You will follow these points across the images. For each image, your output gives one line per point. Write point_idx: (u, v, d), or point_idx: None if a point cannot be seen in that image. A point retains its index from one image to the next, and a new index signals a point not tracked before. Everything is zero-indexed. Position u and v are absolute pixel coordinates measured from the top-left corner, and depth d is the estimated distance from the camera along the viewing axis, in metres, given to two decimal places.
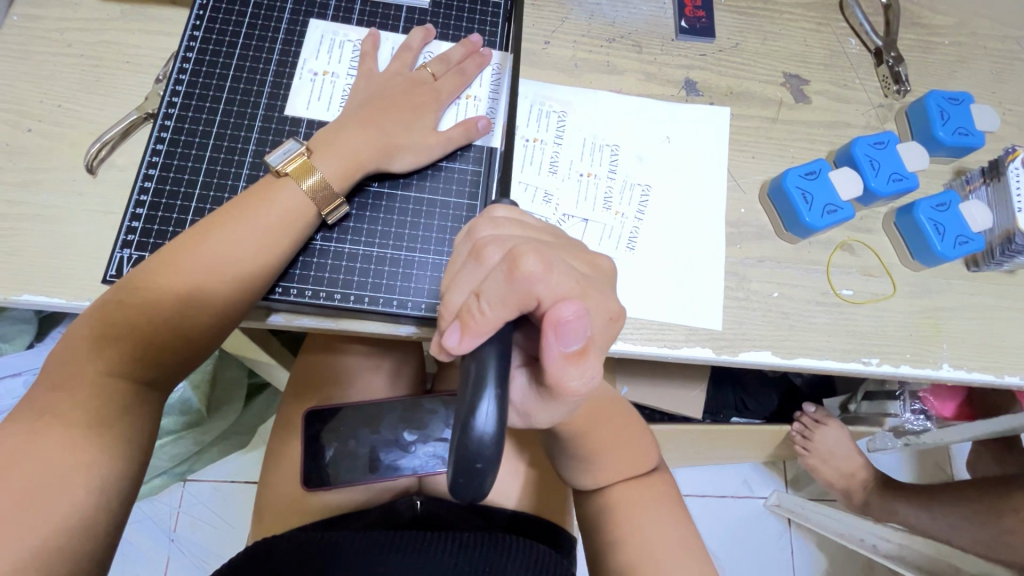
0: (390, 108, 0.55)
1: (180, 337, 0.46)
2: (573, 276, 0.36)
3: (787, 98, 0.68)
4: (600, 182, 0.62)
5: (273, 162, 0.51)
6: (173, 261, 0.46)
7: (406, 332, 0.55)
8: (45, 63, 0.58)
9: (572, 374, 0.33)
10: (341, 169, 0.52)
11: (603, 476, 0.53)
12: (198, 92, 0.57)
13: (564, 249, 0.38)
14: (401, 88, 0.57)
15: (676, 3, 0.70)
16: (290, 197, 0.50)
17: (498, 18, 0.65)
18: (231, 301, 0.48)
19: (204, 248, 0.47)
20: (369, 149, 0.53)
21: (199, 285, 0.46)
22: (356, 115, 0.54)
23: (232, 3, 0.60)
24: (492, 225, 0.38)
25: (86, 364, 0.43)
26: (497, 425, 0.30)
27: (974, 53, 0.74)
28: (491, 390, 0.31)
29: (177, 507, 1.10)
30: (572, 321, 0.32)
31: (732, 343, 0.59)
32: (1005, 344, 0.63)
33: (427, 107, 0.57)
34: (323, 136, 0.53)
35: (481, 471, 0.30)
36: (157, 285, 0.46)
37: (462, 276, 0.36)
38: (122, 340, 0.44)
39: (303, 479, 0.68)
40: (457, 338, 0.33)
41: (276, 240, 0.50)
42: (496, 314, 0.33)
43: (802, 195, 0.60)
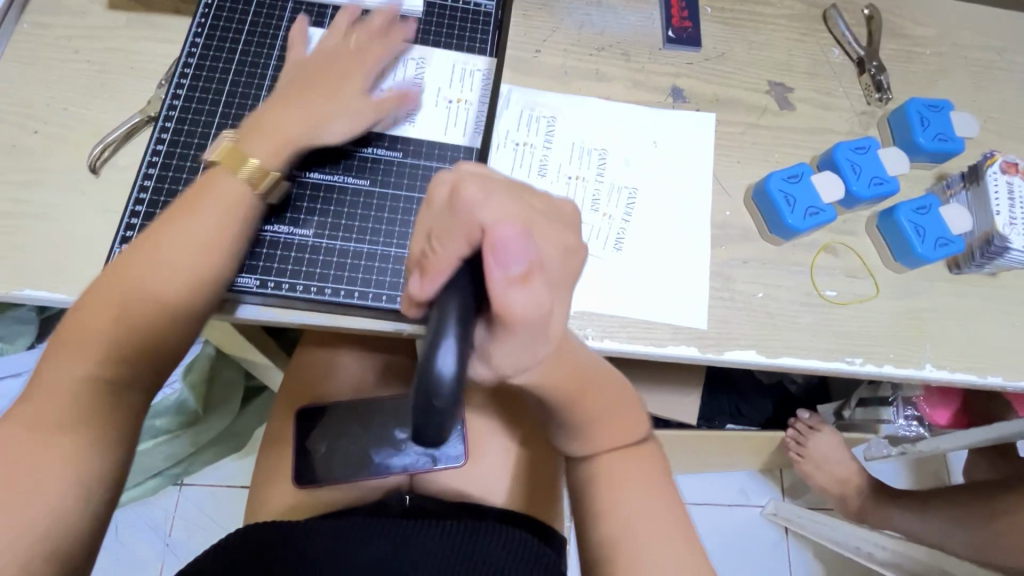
0: (378, 109, 0.58)
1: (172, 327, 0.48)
2: (521, 207, 0.36)
3: (771, 105, 0.70)
4: (587, 184, 0.64)
5: (271, 163, 0.54)
6: (164, 251, 0.48)
7: (394, 326, 0.57)
8: (52, 68, 0.60)
9: (520, 300, 0.32)
10: (271, 148, 0.52)
11: (593, 446, 0.53)
12: (198, 96, 0.59)
13: (522, 190, 0.39)
14: (389, 91, 0.59)
15: (664, 14, 0.72)
16: (279, 192, 0.52)
17: (489, 27, 0.67)
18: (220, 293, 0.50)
19: (197, 241, 0.49)
20: (299, 127, 0.54)
21: (192, 278, 0.49)
22: (345, 117, 0.57)
23: (232, 12, 0.62)
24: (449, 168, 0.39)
25: (79, 351, 0.45)
26: (457, 365, 0.30)
27: (955, 63, 0.76)
28: (449, 328, 0.31)
29: (171, 511, 1.11)
30: (510, 245, 0.32)
31: (717, 342, 0.60)
32: (986, 345, 0.64)
33: (414, 108, 0.59)
34: (317, 137, 0.55)
35: (441, 412, 0.30)
36: (147, 274, 0.47)
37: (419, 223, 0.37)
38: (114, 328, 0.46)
39: (296, 473, 0.70)
40: (418, 285, 0.34)
41: (267, 234, 0.51)
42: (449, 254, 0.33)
43: (784, 198, 0.62)
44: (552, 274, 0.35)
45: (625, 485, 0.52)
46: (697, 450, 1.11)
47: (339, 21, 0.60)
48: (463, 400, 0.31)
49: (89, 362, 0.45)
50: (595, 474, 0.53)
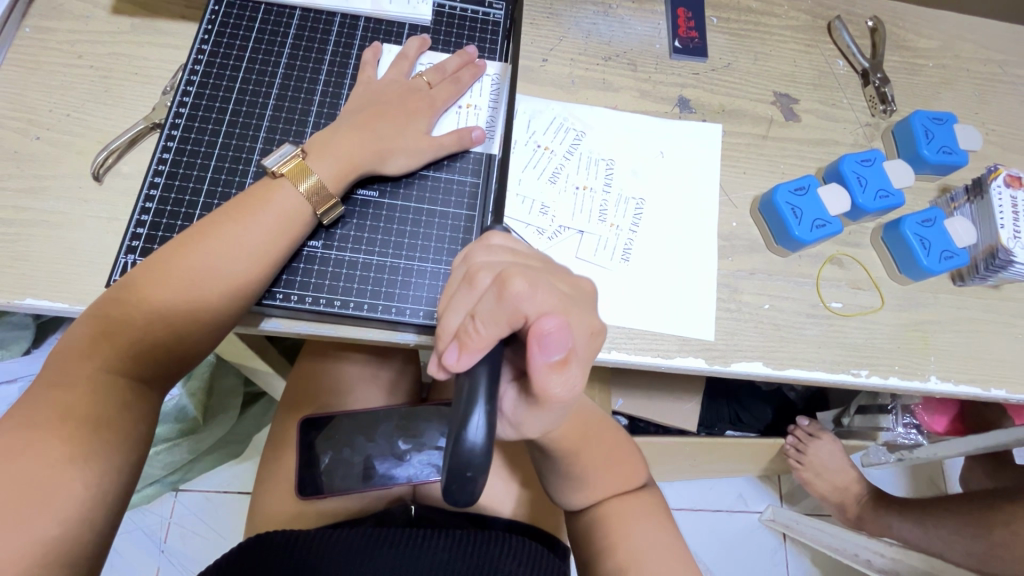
0: (382, 111, 0.56)
1: (173, 334, 0.47)
2: (560, 296, 0.37)
3: (778, 117, 0.71)
4: (595, 195, 0.64)
5: (271, 163, 0.52)
6: (172, 257, 0.47)
7: (404, 338, 0.56)
8: (55, 73, 0.59)
9: (555, 382, 0.34)
10: (336, 171, 0.53)
11: (596, 492, 0.54)
12: (205, 104, 0.58)
13: (552, 270, 0.40)
14: (395, 94, 0.58)
15: (670, 24, 0.72)
16: (286, 198, 0.51)
17: (498, 36, 0.66)
18: (227, 297, 0.48)
19: (201, 246, 0.48)
20: (364, 152, 0.54)
21: (196, 280, 0.47)
22: (350, 119, 0.55)
23: (240, 18, 0.61)
24: (487, 250, 0.40)
25: (84, 359, 0.44)
26: (485, 435, 0.32)
27: (958, 75, 0.77)
28: (479, 404, 0.33)
29: (167, 517, 1.10)
30: (554, 337, 0.34)
31: (724, 354, 0.60)
32: (990, 357, 0.64)
33: (419, 111, 0.58)
34: (319, 139, 0.54)
35: (471, 478, 0.32)
36: (155, 281, 0.46)
37: (455, 300, 0.37)
38: (118, 333, 0.45)
39: (299, 486, 0.69)
40: (455, 357, 0.34)
41: (274, 238, 0.50)
42: (492, 338, 0.35)
43: (792, 210, 0.62)
44: (583, 356, 0.37)
45: (628, 525, 0.53)
46: (698, 457, 1.11)
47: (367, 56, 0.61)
48: (491, 465, 0.32)
49: (94, 371, 0.44)
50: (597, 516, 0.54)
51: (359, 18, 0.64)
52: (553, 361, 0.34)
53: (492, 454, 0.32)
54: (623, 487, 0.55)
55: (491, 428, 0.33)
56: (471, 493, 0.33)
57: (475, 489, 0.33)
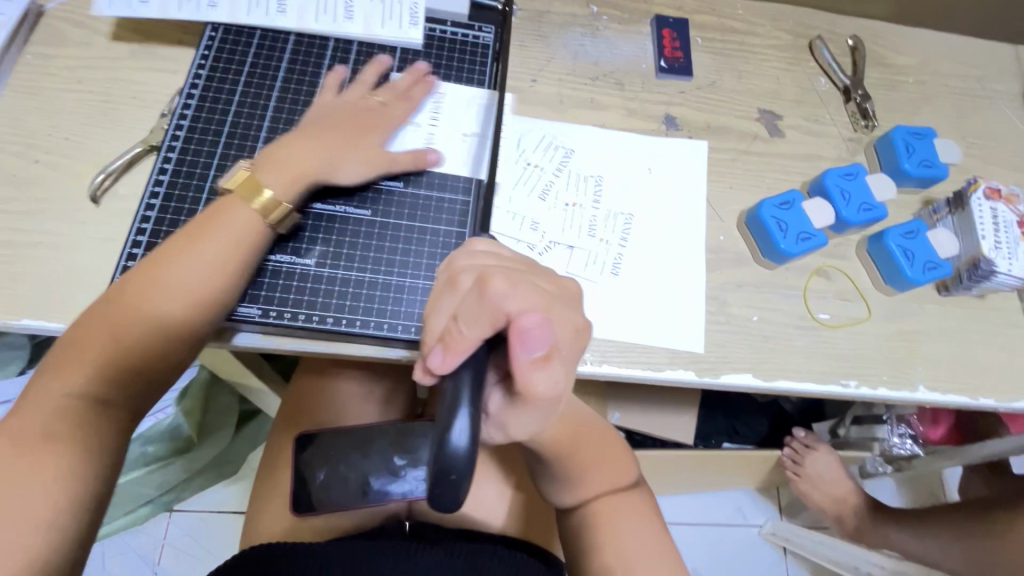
0: (334, 126, 0.57)
1: (139, 352, 0.48)
2: None
3: (762, 133, 0.72)
4: (584, 211, 0.65)
5: (222, 182, 0.54)
6: (134, 279, 0.48)
7: (395, 354, 0.56)
8: (55, 98, 0.61)
9: None
10: (286, 182, 0.53)
11: (586, 491, 0.54)
12: (201, 126, 0.59)
13: None
14: (344, 109, 0.59)
15: (655, 45, 0.74)
16: (244, 214, 0.52)
17: (487, 59, 0.68)
18: (184, 316, 0.49)
19: (159, 267, 0.49)
20: (316, 163, 0.55)
21: (151, 301, 0.48)
22: (303, 132, 0.56)
23: (236, 43, 0.63)
24: (470, 256, 0.41)
25: (53, 384, 0.45)
26: None
27: (937, 91, 0.79)
28: None
29: (161, 538, 1.09)
30: None
31: (714, 366, 0.61)
32: (976, 366, 0.65)
33: (372, 126, 0.59)
34: (268, 153, 0.55)
35: None
36: (109, 305, 0.48)
37: (440, 303, 0.38)
38: (83, 356, 0.46)
39: (293, 503, 0.68)
40: None
41: (229, 253, 0.51)
42: (476, 339, 0.35)
43: (777, 224, 0.63)
44: (564, 351, 0.38)
45: (616, 525, 0.53)
46: (695, 470, 1.11)
47: (367, 74, 0.62)
48: None
49: (64, 394, 0.45)
50: (589, 516, 0.54)
51: (352, 42, 0.66)
52: None
53: (477, 457, 0.32)
54: (614, 484, 0.55)
55: None
56: None
57: (460, 494, 0.32)
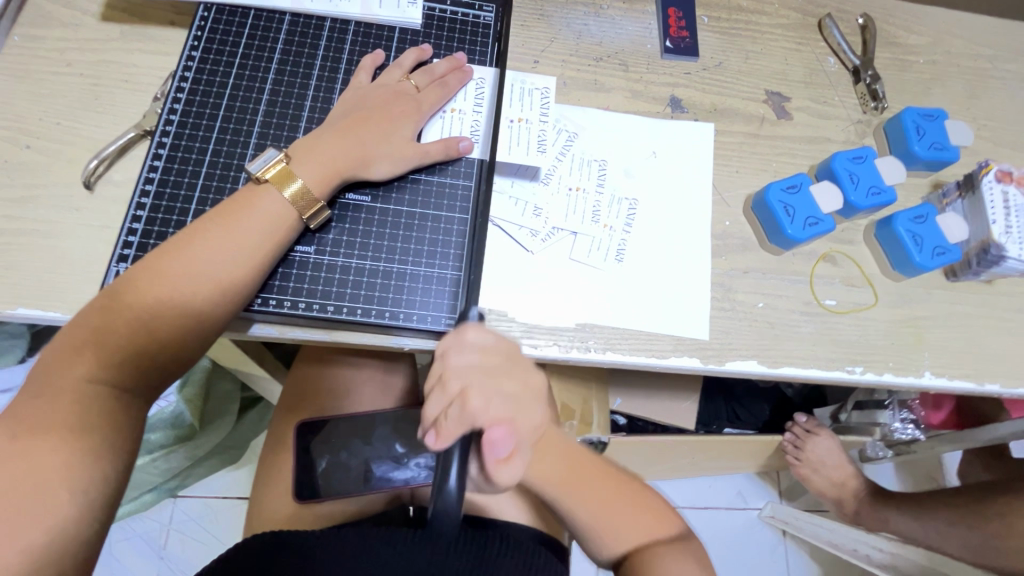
0: (371, 118, 0.56)
1: (158, 343, 0.47)
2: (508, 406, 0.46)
3: (769, 115, 0.71)
4: (588, 196, 0.64)
5: (254, 170, 0.52)
6: (153, 268, 0.47)
7: (398, 343, 0.56)
8: (44, 81, 0.59)
9: (504, 471, 0.45)
10: (320, 176, 0.53)
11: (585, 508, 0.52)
12: (195, 110, 0.58)
13: (516, 365, 0.49)
14: (381, 98, 0.58)
15: (661, 24, 0.72)
16: (271, 204, 0.51)
17: (488, 39, 0.66)
18: (209, 304, 0.48)
19: (184, 254, 0.48)
20: (347, 158, 0.54)
21: (178, 287, 0.47)
22: (334, 125, 0.55)
23: (229, 24, 0.61)
24: (460, 352, 0.47)
25: (58, 373, 0.44)
26: (457, 493, 0.42)
27: (949, 72, 0.77)
28: (453, 466, 0.42)
29: (167, 524, 1.09)
30: (499, 442, 0.43)
31: (719, 353, 0.60)
32: (982, 352, 0.65)
33: (406, 115, 0.58)
34: (303, 145, 0.54)
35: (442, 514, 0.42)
36: (137, 288, 0.46)
37: (432, 401, 0.45)
38: (94, 344, 0.45)
39: (296, 490, 0.68)
40: (433, 441, 0.43)
41: (254, 244, 0.50)
42: (462, 425, 0.43)
43: (784, 208, 0.62)
44: None
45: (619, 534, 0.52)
46: (696, 455, 1.11)
47: (363, 66, 0.60)
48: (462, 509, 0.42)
49: (64, 381, 0.44)
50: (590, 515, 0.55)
51: (349, 22, 0.64)
52: (500, 457, 0.44)
53: (462, 499, 0.42)
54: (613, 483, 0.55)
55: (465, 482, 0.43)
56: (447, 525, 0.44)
57: (451, 514, 0.43)
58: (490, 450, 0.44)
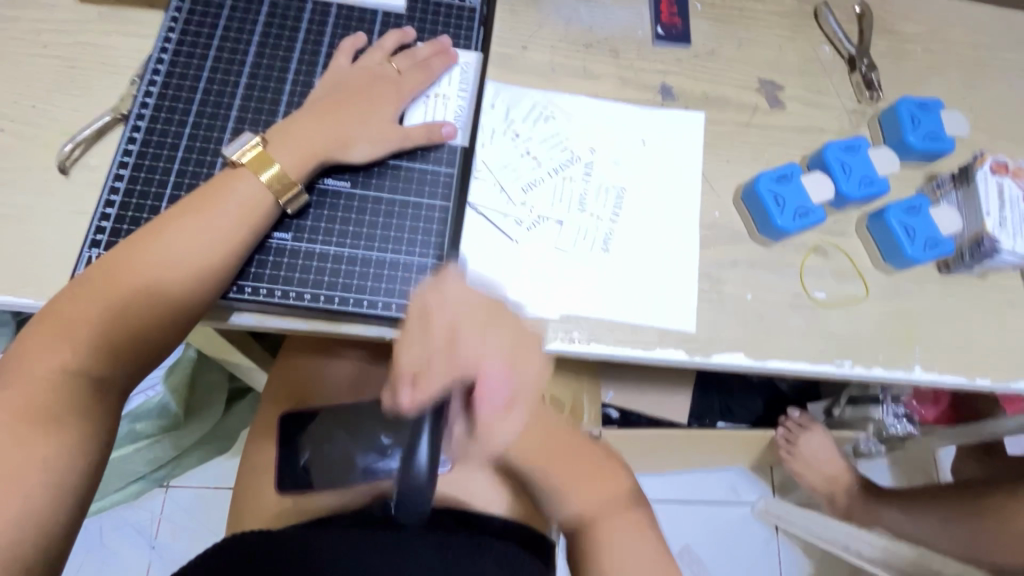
0: (349, 100, 0.55)
1: (136, 330, 0.46)
2: (505, 345, 0.47)
3: (762, 104, 0.69)
4: (575, 185, 0.62)
5: (228, 154, 0.52)
6: (130, 255, 0.46)
7: (378, 332, 0.55)
8: (19, 63, 0.58)
9: (498, 432, 0.48)
10: (298, 160, 0.52)
11: (579, 503, 0.56)
12: (172, 94, 0.57)
13: (497, 315, 0.49)
14: (361, 81, 0.57)
15: (653, 10, 0.71)
16: (249, 188, 0.50)
17: (474, 23, 0.65)
18: (187, 289, 0.47)
19: (162, 240, 0.47)
20: (325, 141, 0.53)
21: (156, 274, 0.46)
22: (312, 108, 0.54)
23: (207, 6, 0.60)
24: (442, 307, 0.48)
25: (32, 362, 0.43)
26: (427, 466, 0.42)
27: (947, 61, 0.76)
28: (422, 436, 0.43)
29: (158, 513, 1.09)
30: (495, 387, 0.45)
31: (706, 345, 0.60)
32: (974, 347, 0.64)
33: (386, 99, 0.57)
34: (278, 129, 0.53)
35: (414, 495, 0.43)
36: (112, 275, 0.45)
37: (410, 340, 0.47)
38: (71, 332, 0.44)
39: (279, 481, 0.69)
40: (405, 396, 0.43)
41: (233, 228, 0.49)
42: (439, 380, 0.43)
43: (774, 199, 0.61)
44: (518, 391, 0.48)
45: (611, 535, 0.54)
46: (688, 449, 1.11)
47: (342, 50, 0.59)
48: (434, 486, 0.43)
49: (37, 369, 0.43)
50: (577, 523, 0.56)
51: (331, 5, 0.62)
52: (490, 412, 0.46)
53: (434, 481, 0.43)
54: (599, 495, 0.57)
55: (436, 461, 0.43)
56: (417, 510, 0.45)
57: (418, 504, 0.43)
58: (479, 402, 0.45)
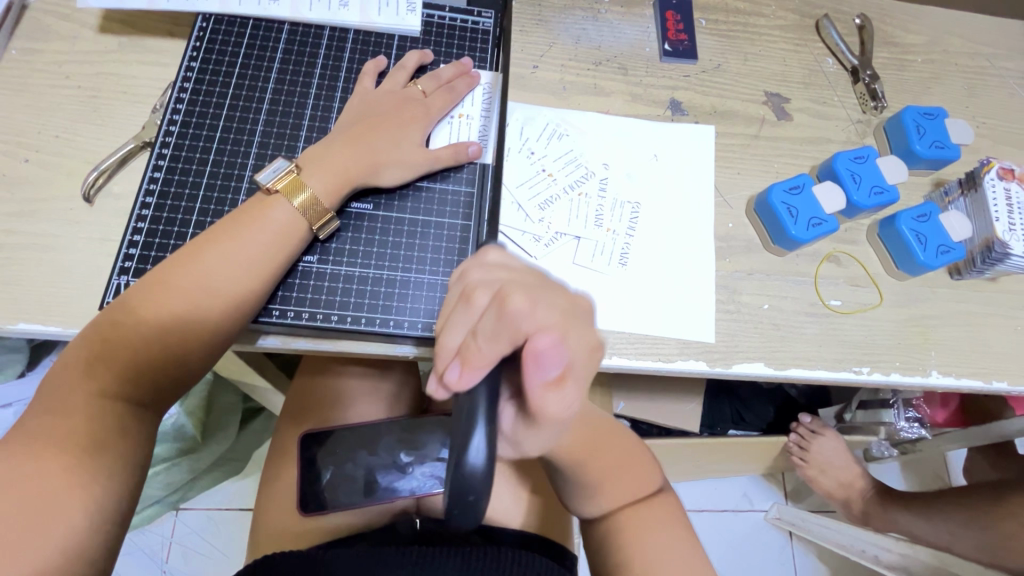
0: (380, 123, 0.56)
1: (173, 357, 0.46)
2: (560, 310, 0.37)
3: (770, 116, 0.71)
4: (590, 201, 0.63)
5: (265, 180, 0.52)
6: (165, 282, 0.46)
7: (403, 352, 0.55)
8: (42, 94, 0.59)
9: (552, 400, 0.34)
10: (331, 186, 0.53)
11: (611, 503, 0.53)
12: (195, 121, 0.58)
13: (551, 286, 0.40)
14: (390, 103, 0.58)
15: (659, 27, 0.72)
16: (282, 214, 0.51)
17: (488, 45, 0.66)
18: (226, 312, 0.48)
19: (200, 262, 0.47)
20: (357, 165, 0.54)
21: (190, 300, 0.46)
22: (343, 133, 0.55)
23: (228, 35, 0.61)
24: (484, 270, 0.40)
25: (70, 390, 0.43)
26: (487, 457, 0.31)
27: (947, 70, 0.77)
28: (479, 422, 0.32)
29: (168, 537, 1.08)
30: (547, 353, 0.33)
31: (725, 356, 0.60)
32: (989, 350, 0.64)
33: (415, 122, 0.58)
34: (311, 154, 0.54)
35: (473, 501, 0.31)
36: (147, 302, 0.46)
37: (454, 320, 0.37)
38: (107, 360, 0.44)
39: (301, 503, 0.68)
40: (456, 375, 0.33)
41: (271, 252, 0.50)
42: (494, 360, 0.34)
43: (787, 210, 0.62)
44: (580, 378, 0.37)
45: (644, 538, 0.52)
46: (702, 458, 1.11)
47: (366, 73, 0.60)
48: (492, 488, 0.31)
49: (73, 396, 0.43)
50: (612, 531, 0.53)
51: (348, 31, 0.64)
52: (548, 399, 0.34)
53: (493, 476, 0.31)
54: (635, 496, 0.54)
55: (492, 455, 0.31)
56: (475, 516, 0.32)
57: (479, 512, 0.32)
58: (536, 368, 0.33)
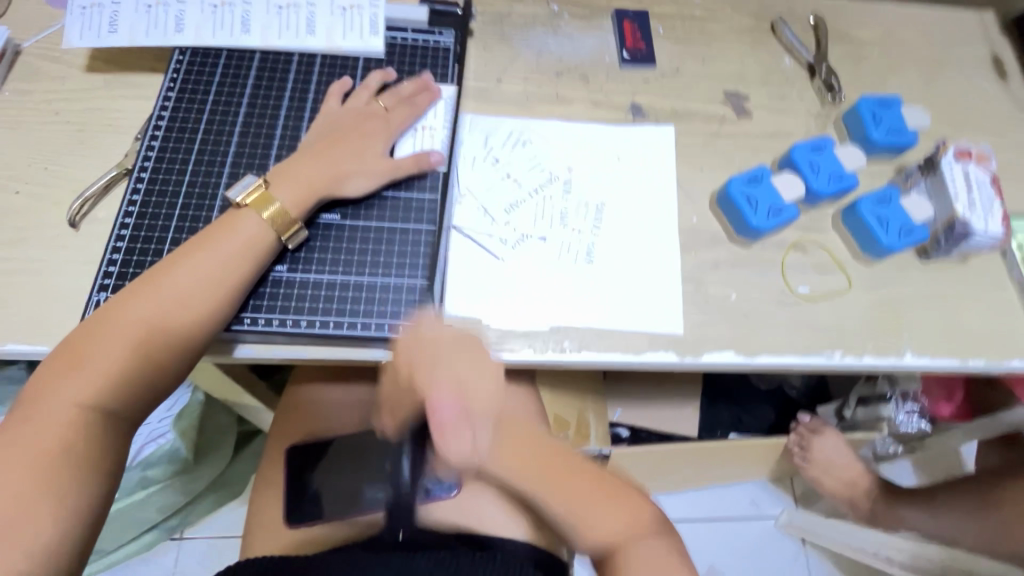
0: (343, 138, 0.60)
1: (149, 363, 0.48)
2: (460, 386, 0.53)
3: (729, 114, 0.73)
4: (555, 203, 0.65)
5: (233, 196, 0.55)
6: (139, 295, 0.49)
7: (375, 354, 0.57)
8: (33, 131, 0.63)
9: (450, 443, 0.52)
10: (296, 196, 0.56)
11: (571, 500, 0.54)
12: (171, 146, 0.61)
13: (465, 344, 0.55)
14: (353, 120, 0.62)
15: (618, 37, 0.75)
16: (252, 226, 0.54)
17: (449, 61, 0.70)
18: (199, 321, 0.50)
19: (175, 276, 0.50)
20: (320, 177, 0.57)
21: (164, 310, 0.49)
22: (309, 149, 0.59)
23: (202, 65, 0.65)
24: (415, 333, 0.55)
25: (49, 399, 0.45)
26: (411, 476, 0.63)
27: (904, 61, 0.79)
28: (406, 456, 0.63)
29: (170, 567, 1.06)
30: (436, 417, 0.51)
31: (695, 346, 0.61)
32: (962, 329, 0.65)
33: (376, 135, 0.61)
34: (278, 170, 0.57)
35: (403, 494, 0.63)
36: (123, 314, 0.48)
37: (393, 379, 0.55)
38: (85, 369, 0.46)
39: (286, 514, 0.69)
40: None
41: (242, 264, 0.53)
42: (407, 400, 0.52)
43: (747, 200, 0.64)
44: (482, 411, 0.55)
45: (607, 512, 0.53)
46: (700, 463, 1.10)
47: (332, 94, 0.64)
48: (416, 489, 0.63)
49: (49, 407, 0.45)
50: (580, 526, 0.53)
51: (316, 56, 0.67)
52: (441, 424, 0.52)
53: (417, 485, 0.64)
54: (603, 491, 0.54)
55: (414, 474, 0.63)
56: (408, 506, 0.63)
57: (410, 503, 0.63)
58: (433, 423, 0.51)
